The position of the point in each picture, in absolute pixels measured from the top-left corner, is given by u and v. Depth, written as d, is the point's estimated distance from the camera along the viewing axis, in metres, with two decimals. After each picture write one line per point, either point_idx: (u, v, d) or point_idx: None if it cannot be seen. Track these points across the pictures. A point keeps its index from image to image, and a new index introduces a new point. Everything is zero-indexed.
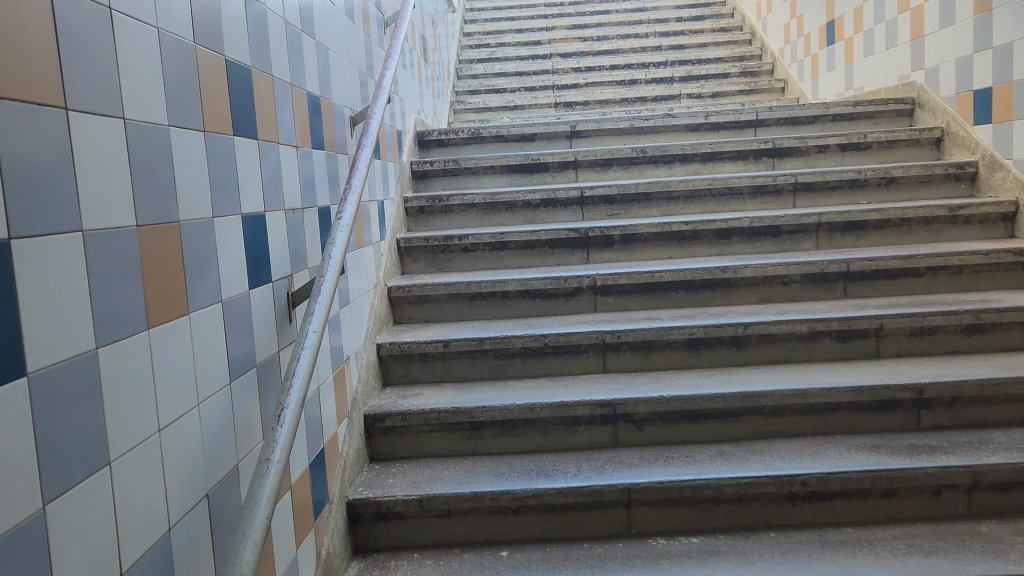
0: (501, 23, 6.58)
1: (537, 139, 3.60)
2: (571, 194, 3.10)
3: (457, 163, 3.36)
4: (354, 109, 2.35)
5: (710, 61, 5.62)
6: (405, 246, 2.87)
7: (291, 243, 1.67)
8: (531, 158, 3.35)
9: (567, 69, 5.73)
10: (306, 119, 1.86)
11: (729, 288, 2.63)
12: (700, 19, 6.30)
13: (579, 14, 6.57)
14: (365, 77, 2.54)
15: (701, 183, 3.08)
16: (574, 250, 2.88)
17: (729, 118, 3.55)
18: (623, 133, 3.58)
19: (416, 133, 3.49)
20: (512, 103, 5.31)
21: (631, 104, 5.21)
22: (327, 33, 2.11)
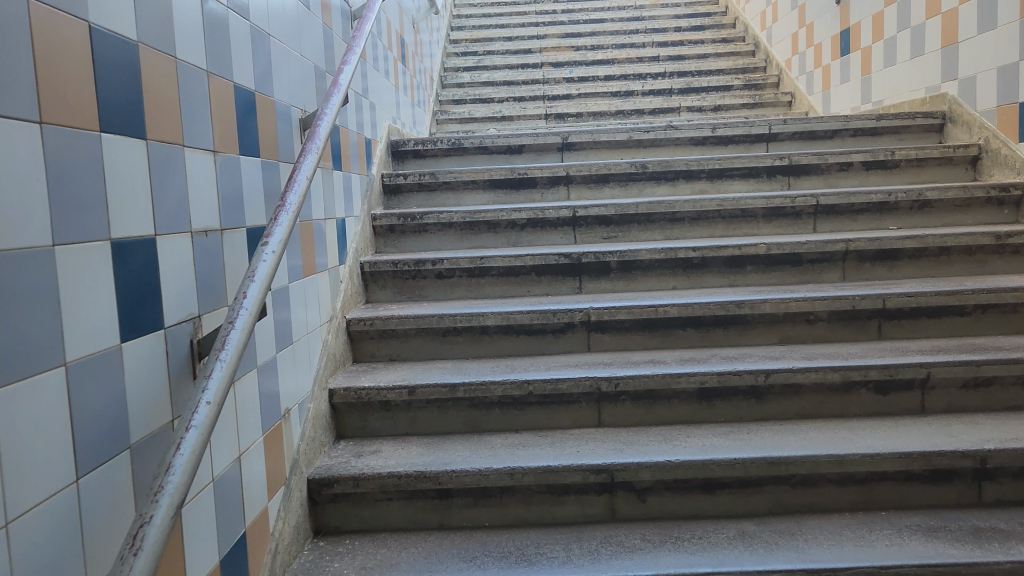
0: (490, 31, 6.25)
1: (525, 151, 3.24)
2: (562, 213, 2.73)
3: (434, 176, 2.99)
4: (304, 109, 1.98)
5: (711, 72, 5.29)
6: (370, 271, 2.50)
7: (199, 276, 1.28)
8: (517, 172, 2.99)
9: (559, 78, 5.39)
10: (231, 116, 1.47)
11: (745, 325, 2.26)
12: (701, 29, 5.99)
13: (572, 22, 6.25)
14: (321, 74, 2.17)
15: (710, 203, 2.72)
16: (565, 278, 2.52)
17: (738, 131, 3.20)
18: (621, 146, 3.22)
19: (389, 142, 3.13)
20: (499, 114, 4.96)
21: (627, 116, 4.86)
22: (269, 17, 1.75)
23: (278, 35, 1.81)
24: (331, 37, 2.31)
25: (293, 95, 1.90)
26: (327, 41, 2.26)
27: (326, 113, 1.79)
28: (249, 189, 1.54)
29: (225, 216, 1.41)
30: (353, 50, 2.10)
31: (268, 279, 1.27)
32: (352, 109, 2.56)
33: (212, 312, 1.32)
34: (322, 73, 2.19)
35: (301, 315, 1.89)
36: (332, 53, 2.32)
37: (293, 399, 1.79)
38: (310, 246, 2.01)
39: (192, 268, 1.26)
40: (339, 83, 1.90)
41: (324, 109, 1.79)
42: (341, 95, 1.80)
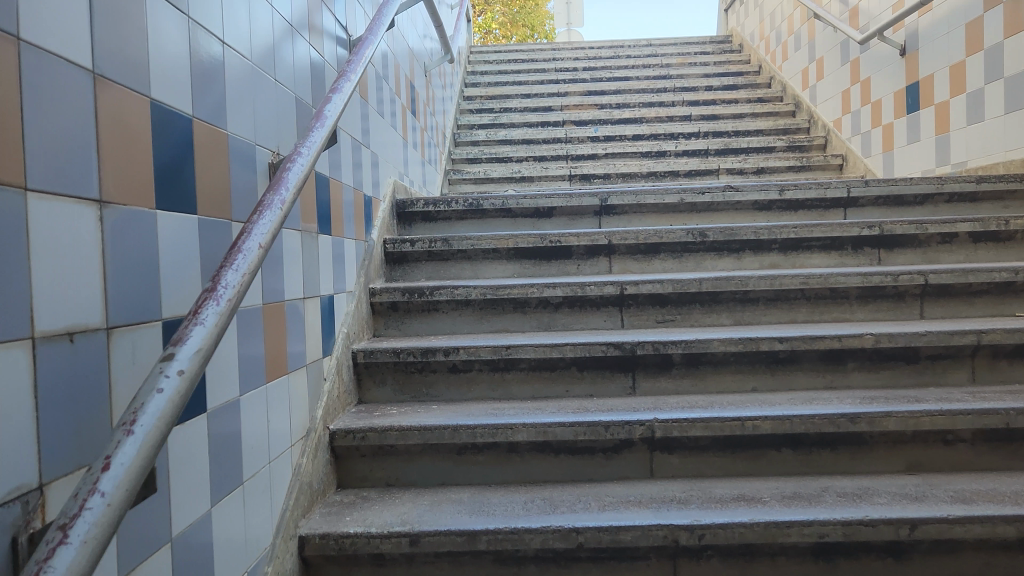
0: (507, 88, 5.87)
1: (555, 215, 2.71)
2: (607, 289, 2.20)
3: (447, 243, 2.48)
4: (275, 152, 1.46)
5: (749, 133, 4.84)
6: (365, 363, 1.96)
7: (44, 413, 0.73)
8: (548, 240, 2.46)
9: (583, 137, 4.94)
10: (139, 148, 0.94)
11: (861, 447, 1.69)
12: (733, 88, 5.57)
13: (595, 80, 5.86)
14: (304, 110, 1.67)
15: (790, 279, 2.18)
16: (614, 374, 1.97)
17: (811, 194, 2.66)
18: (669, 210, 2.70)
19: (394, 202, 2.63)
20: (518, 174, 4.50)
21: (661, 178, 4.39)
22: (226, 18, 1.26)
23: (240, 47, 1.31)
24: (316, 64, 1.82)
25: (257, 129, 1.37)
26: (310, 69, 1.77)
27: (305, 150, 1.25)
28: (166, 259, 0.99)
29: (117, 307, 0.87)
30: (345, 78, 1.59)
31: (163, 425, 0.69)
32: (346, 157, 2.05)
33: (68, 475, 0.76)
34: (304, 109, 1.68)
35: (260, 437, 1.33)
36: (318, 85, 1.83)
37: (237, 567, 1.21)
38: (280, 335, 1.46)
39: (26, 403, 0.71)
40: (323, 115, 1.38)
41: (299, 146, 1.25)
42: (316, 139, 1.29)
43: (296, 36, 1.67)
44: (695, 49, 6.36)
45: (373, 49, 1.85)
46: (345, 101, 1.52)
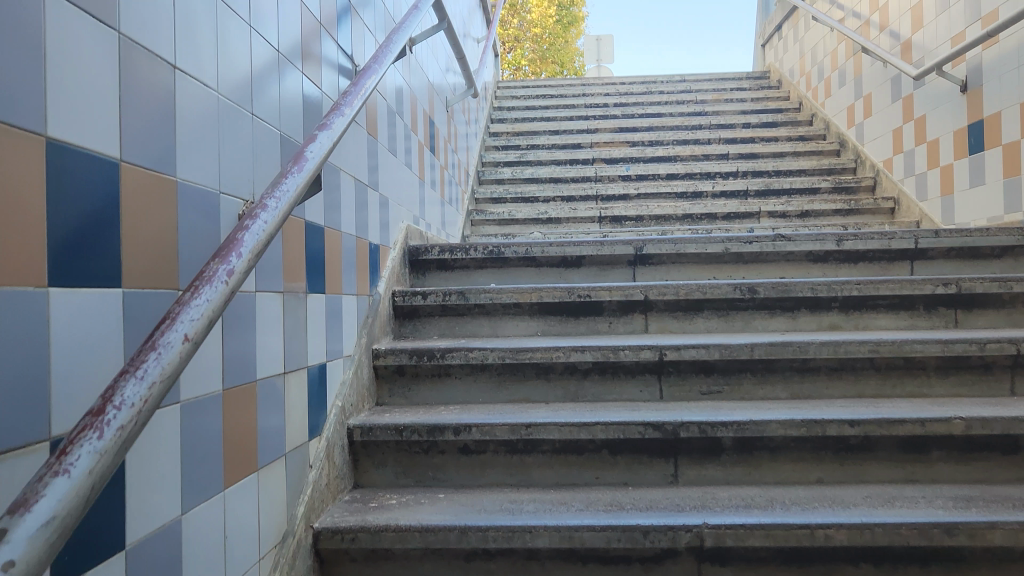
0: (534, 124, 5.66)
1: (584, 264, 2.44)
2: (645, 354, 1.91)
3: (463, 296, 2.21)
4: (248, 199, 1.21)
5: (791, 172, 4.56)
6: (363, 441, 1.70)
7: None
8: (575, 293, 2.19)
9: (613, 176, 4.69)
10: (20, 210, 0.69)
11: (959, 565, 1.38)
12: (773, 125, 5.29)
13: (626, 116, 5.63)
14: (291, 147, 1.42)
15: (857, 345, 1.87)
16: (653, 459, 1.67)
17: (873, 245, 2.35)
18: (712, 260, 2.42)
19: (405, 248, 2.39)
20: (544, 215, 4.25)
21: (697, 221, 4.12)
22: (182, 38, 1.01)
23: (201, 73, 1.06)
24: (311, 96, 1.58)
25: (224, 172, 1.12)
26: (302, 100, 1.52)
27: (273, 204, 0.99)
28: (60, 354, 0.74)
29: None
30: (339, 111, 1.33)
31: None
32: (346, 202, 1.81)
33: None
34: (292, 145, 1.43)
35: (213, 560, 1.07)
36: (312, 118, 1.58)
37: None
38: (247, 424, 1.21)
39: None
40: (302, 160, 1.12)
41: (265, 197, 0.99)
42: (286, 190, 1.03)
43: (284, 61, 1.43)
44: (731, 85, 6.11)
45: (378, 78, 1.60)
46: (335, 138, 1.26)
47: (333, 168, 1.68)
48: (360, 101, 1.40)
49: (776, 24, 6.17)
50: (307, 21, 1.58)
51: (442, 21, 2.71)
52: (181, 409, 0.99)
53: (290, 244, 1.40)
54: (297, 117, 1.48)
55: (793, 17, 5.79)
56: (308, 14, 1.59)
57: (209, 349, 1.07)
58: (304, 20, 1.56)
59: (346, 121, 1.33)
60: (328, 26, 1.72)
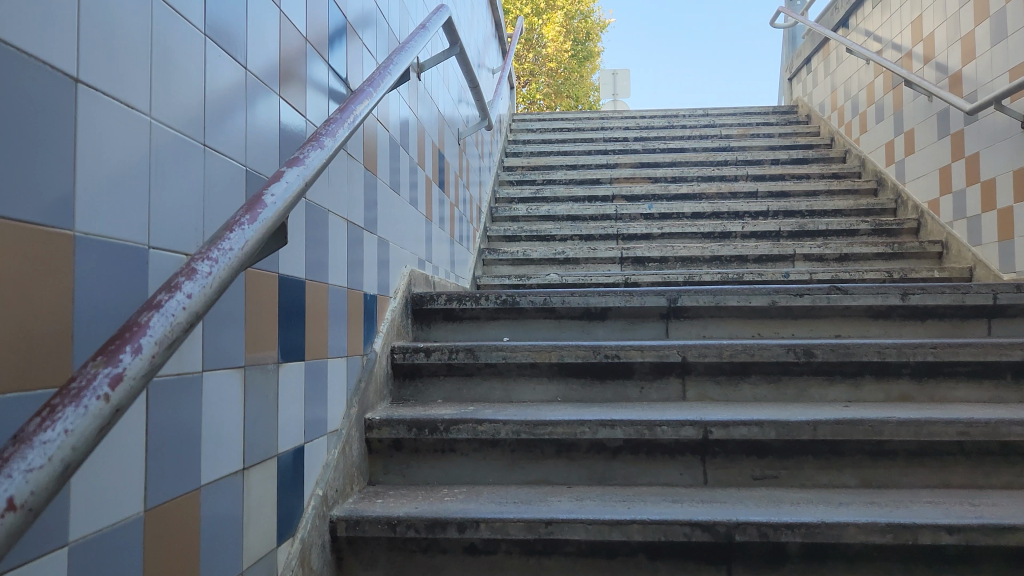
0: (551, 158, 5.43)
1: (611, 317, 2.16)
2: (685, 431, 1.62)
3: (472, 353, 1.92)
4: (191, 252, 0.93)
5: (826, 213, 4.29)
6: (348, 537, 1.41)
7: None
8: (601, 353, 1.90)
9: (635, 214, 4.43)
10: None
11: None
12: (803, 162, 5.04)
13: (648, 151, 5.39)
14: (256, 184, 1.14)
15: (943, 426, 1.58)
16: (701, 567, 1.37)
17: (944, 300, 2.08)
18: (757, 314, 2.13)
19: (406, 296, 2.12)
20: (561, 255, 3.98)
21: (726, 265, 3.85)
22: (95, 43, 0.75)
23: (122, 90, 0.80)
24: (291, 124, 1.31)
25: (154, 219, 0.85)
26: (279, 127, 1.25)
27: (205, 270, 0.71)
28: None
29: None
30: (318, 141, 1.06)
31: None
32: (336, 248, 1.54)
33: None
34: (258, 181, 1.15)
35: None
36: (291, 149, 1.31)
37: None
38: (182, 549, 0.92)
39: None
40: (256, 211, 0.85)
41: (195, 260, 0.72)
42: (227, 249, 0.75)
43: (253, 79, 1.16)
44: (757, 119, 5.88)
45: (372, 104, 1.33)
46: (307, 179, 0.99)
47: (317, 208, 1.41)
48: (344, 132, 1.12)
49: (804, 58, 5.94)
50: (290, 35, 1.32)
51: (454, 45, 2.47)
52: (70, 553, 0.71)
53: (255, 306, 1.13)
54: (269, 148, 1.21)
55: (823, 50, 5.56)
56: (292, 27, 1.33)
57: (119, 461, 0.79)
58: (286, 34, 1.30)
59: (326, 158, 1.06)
60: (317, 44, 1.46)
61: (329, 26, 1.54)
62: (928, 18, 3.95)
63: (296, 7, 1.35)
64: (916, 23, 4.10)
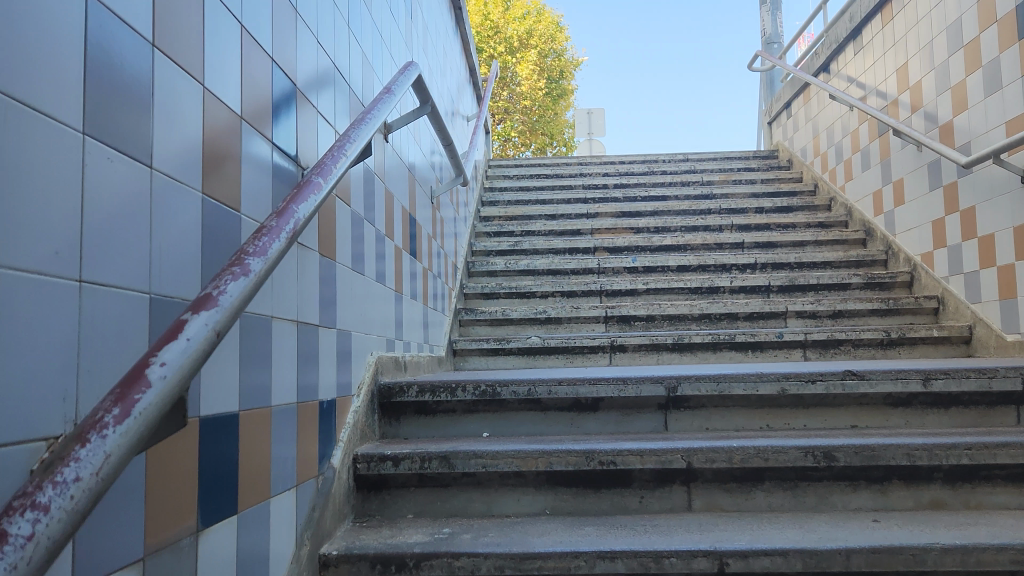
0: (528, 207, 5.24)
1: (603, 407, 1.93)
2: (698, 563, 1.38)
3: (446, 462, 1.68)
4: (56, 433, 0.68)
5: (815, 265, 4.13)
6: None
7: None
8: (595, 460, 1.66)
9: (618, 267, 4.24)
10: None
11: None
12: (788, 210, 4.90)
13: (628, 199, 5.23)
14: (165, 317, 0.88)
15: (992, 554, 1.36)
16: None
17: (970, 386, 1.88)
18: (765, 403, 1.91)
19: (370, 390, 1.87)
20: (542, 314, 3.77)
21: (715, 324, 3.68)
22: None
23: None
24: (221, 227, 1.05)
25: None
26: (203, 235, 0.99)
27: (17, 540, 0.50)
28: None
29: None
30: (241, 266, 0.82)
31: None
32: (281, 361, 1.29)
33: None
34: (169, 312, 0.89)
35: None
36: (220, 259, 1.05)
37: None
38: None
39: None
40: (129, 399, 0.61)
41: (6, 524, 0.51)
42: (62, 486, 0.54)
43: (167, 180, 0.90)
44: (738, 164, 5.75)
45: (319, 198, 1.07)
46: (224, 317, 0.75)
47: (252, 320, 1.17)
48: (277, 248, 0.87)
49: (784, 102, 5.84)
50: (222, 117, 1.08)
51: (424, 104, 2.26)
52: None
53: (162, 471, 0.87)
54: (189, 264, 0.95)
55: (804, 94, 5.45)
56: (225, 108, 1.09)
57: None
58: (217, 117, 1.06)
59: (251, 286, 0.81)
60: (257, 123, 1.23)
61: (272, 99, 1.30)
62: (914, 66, 3.83)
63: (229, 82, 1.12)
64: (901, 70, 3.99)
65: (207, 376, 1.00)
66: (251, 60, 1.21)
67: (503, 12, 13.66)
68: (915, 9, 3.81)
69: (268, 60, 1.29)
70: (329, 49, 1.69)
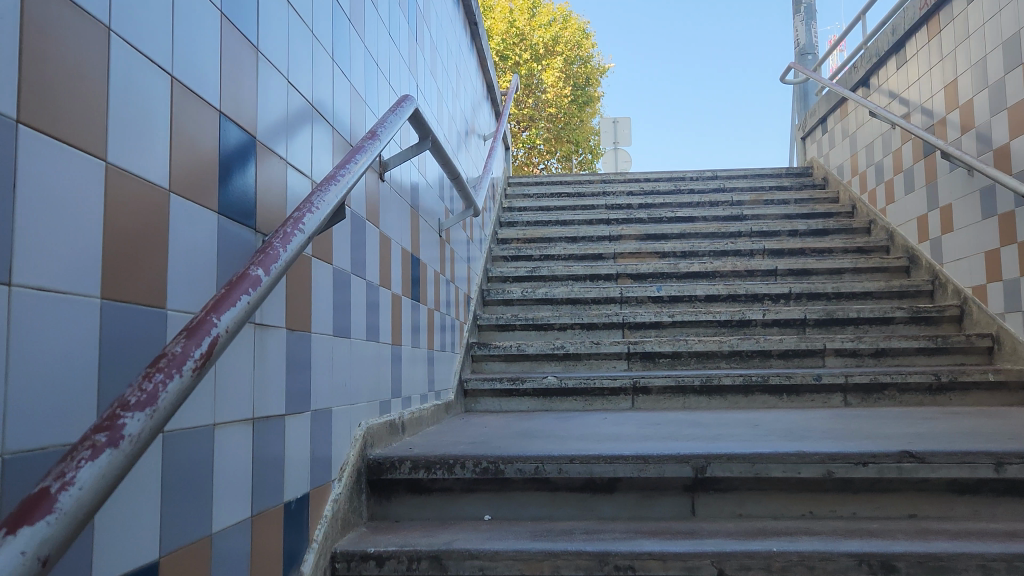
0: (549, 228, 5.01)
1: (621, 489, 1.70)
2: None
3: (438, 562, 1.46)
4: None
5: (855, 295, 3.84)
6: None
7: None
8: (610, 564, 1.42)
9: (642, 296, 3.99)
10: None
11: None
12: (824, 233, 4.62)
13: (653, 219, 4.98)
14: (28, 480, 0.67)
15: None
16: None
17: None
18: (808, 487, 1.66)
19: (355, 469, 1.65)
20: (559, 349, 3.53)
21: (746, 361, 3.42)
22: None
23: None
24: (132, 336, 0.84)
25: None
26: (102, 354, 0.78)
27: None
28: None
29: None
30: (111, 434, 0.62)
31: None
32: (227, 474, 1.08)
33: None
34: (34, 471, 0.68)
35: None
36: (128, 375, 0.84)
37: None
38: None
39: None
40: None
41: None
42: None
43: (34, 294, 0.70)
44: (771, 182, 5.47)
45: (253, 302, 0.86)
46: (57, 530, 0.55)
47: (183, 438, 0.96)
48: (170, 396, 0.67)
49: (820, 116, 5.55)
50: (138, 194, 0.87)
51: (424, 139, 2.04)
52: None
53: None
54: (74, 397, 0.74)
55: (841, 109, 5.17)
56: (141, 183, 0.88)
57: None
58: (129, 197, 0.85)
59: (120, 462, 0.61)
60: (199, 191, 1.02)
61: (221, 159, 1.09)
62: (965, 83, 3.54)
63: (151, 150, 0.91)
64: (949, 88, 3.70)
65: (103, 532, 0.79)
66: (188, 116, 1.00)
67: (529, 19, 13.46)
68: (966, 22, 3.53)
69: (214, 112, 1.08)
70: (306, 88, 1.48)
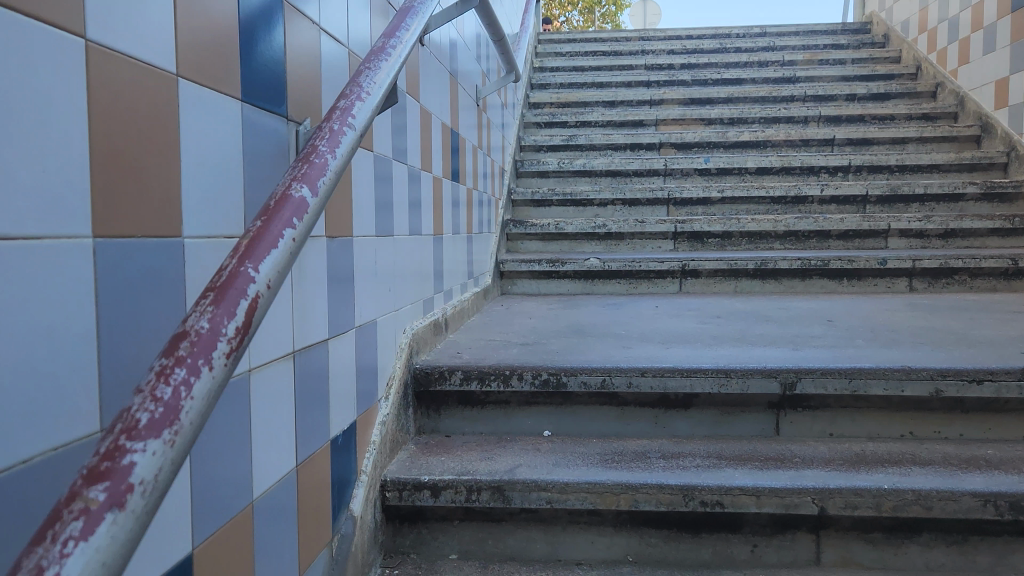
0: (584, 91, 4.64)
1: (697, 405, 1.52)
2: None
3: (500, 494, 1.29)
4: None
5: (920, 168, 3.53)
6: None
7: None
8: (695, 500, 1.27)
9: (687, 168, 3.70)
10: None
11: None
12: (885, 98, 4.23)
13: (698, 81, 4.58)
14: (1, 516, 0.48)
15: None
16: None
17: None
18: (911, 406, 1.48)
19: (401, 381, 1.47)
20: (600, 228, 3.30)
21: (801, 242, 3.18)
22: None
23: None
24: (141, 286, 0.62)
25: None
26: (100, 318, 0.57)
27: None
28: None
29: None
30: (116, 489, 0.42)
31: None
32: (267, 426, 0.89)
33: None
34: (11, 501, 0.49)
35: None
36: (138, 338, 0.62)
37: None
38: None
39: None
40: None
41: None
42: None
43: None
44: (825, 39, 5.00)
45: (296, 242, 0.64)
46: None
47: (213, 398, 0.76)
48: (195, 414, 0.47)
49: None
50: (138, 86, 0.63)
51: None
52: None
53: None
54: (58, 385, 0.53)
55: None
56: (141, 67, 0.63)
57: None
58: (126, 91, 0.61)
59: (133, 524, 0.43)
60: (217, 74, 0.76)
61: (242, 29, 0.83)
62: None
63: (148, 17, 0.64)
64: None
65: None
66: None
67: None
68: None
69: None
70: None
